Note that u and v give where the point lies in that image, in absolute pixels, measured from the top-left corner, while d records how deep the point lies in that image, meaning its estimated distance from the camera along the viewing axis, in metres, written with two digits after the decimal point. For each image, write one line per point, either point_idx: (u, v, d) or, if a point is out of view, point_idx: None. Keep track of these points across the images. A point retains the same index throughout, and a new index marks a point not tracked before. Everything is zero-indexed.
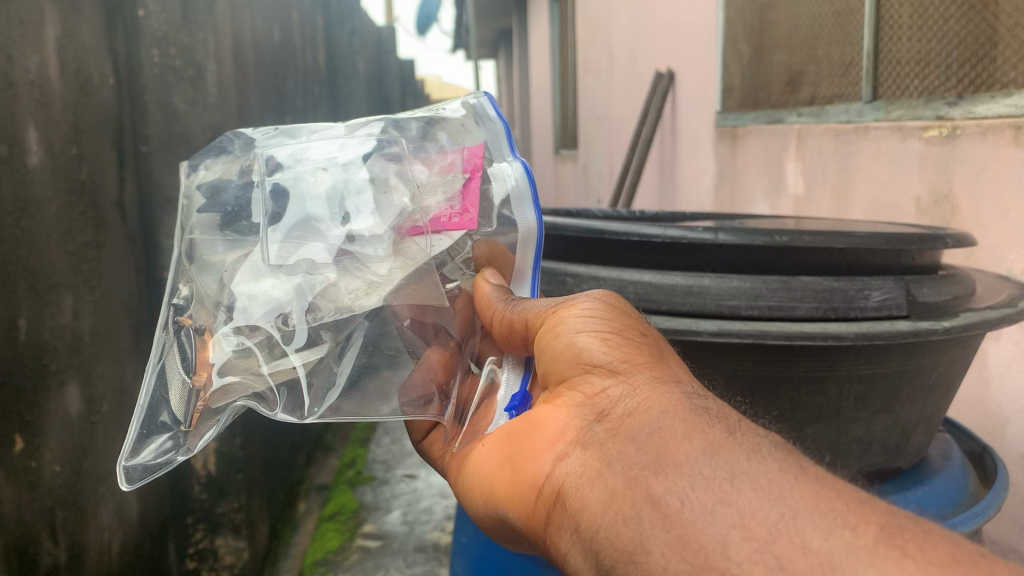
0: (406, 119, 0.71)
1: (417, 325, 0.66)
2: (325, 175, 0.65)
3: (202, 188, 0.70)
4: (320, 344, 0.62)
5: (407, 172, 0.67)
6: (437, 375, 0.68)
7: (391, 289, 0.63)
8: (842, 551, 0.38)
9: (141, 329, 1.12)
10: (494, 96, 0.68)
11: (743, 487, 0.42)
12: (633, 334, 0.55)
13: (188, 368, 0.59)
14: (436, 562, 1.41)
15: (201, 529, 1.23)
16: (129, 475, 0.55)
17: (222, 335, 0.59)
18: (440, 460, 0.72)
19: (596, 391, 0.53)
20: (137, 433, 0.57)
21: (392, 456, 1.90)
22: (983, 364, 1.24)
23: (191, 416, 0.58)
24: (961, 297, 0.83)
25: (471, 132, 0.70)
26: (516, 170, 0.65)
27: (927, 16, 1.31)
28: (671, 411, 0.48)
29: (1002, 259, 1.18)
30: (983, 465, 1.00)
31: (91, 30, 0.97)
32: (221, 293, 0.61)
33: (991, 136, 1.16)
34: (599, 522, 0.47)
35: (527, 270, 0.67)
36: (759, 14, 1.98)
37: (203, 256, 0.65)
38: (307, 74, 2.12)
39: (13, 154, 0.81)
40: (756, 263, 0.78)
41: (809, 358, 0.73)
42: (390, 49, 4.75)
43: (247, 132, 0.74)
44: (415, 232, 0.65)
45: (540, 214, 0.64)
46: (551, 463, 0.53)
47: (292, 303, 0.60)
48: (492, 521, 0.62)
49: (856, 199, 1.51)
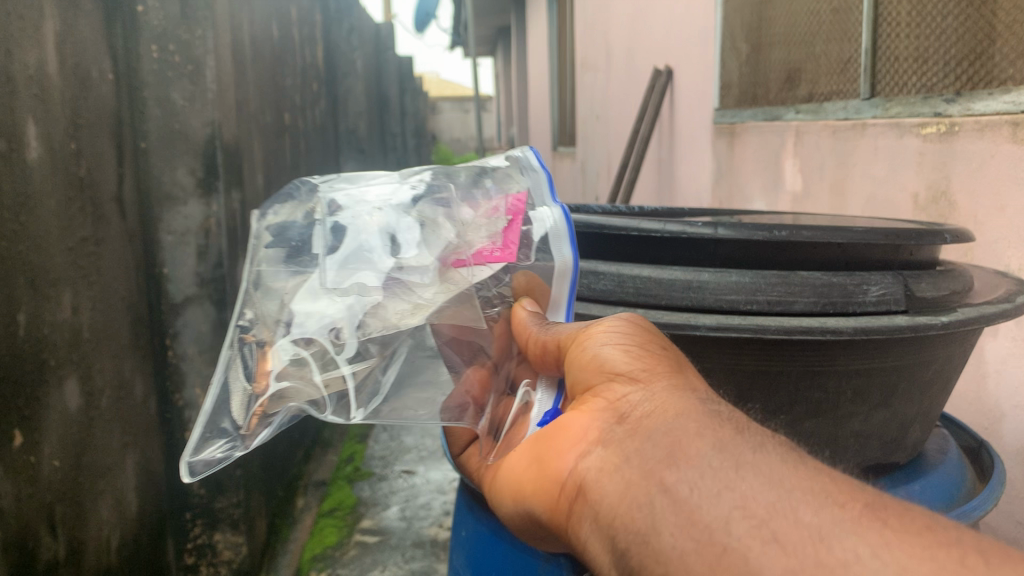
0: (456, 170, 0.75)
1: (456, 342, 0.68)
2: (380, 215, 0.66)
3: (272, 225, 0.68)
4: (368, 358, 0.62)
5: (455, 214, 0.69)
6: (473, 389, 0.70)
7: (434, 309, 0.64)
8: (830, 524, 0.39)
9: (139, 323, 1.12)
10: (538, 150, 0.70)
11: (747, 474, 0.42)
12: (654, 348, 0.56)
13: (249, 375, 0.58)
14: (434, 557, 1.42)
15: (199, 524, 1.23)
16: (192, 468, 0.54)
17: (280, 345, 0.59)
18: (478, 473, 0.72)
19: (618, 397, 0.52)
20: (199, 434, 0.56)
21: (390, 452, 1.91)
22: (980, 360, 1.25)
23: (250, 420, 0.57)
24: (960, 292, 0.83)
25: (515, 180, 0.71)
26: (555, 214, 0.65)
27: (926, 13, 1.32)
28: (686, 413, 0.48)
29: (1000, 255, 1.18)
30: (979, 458, 1.00)
31: (87, 26, 0.97)
32: (281, 312, 0.61)
33: (990, 132, 1.16)
34: (616, 510, 0.47)
35: (562, 301, 0.66)
36: (757, 10, 1.98)
37: (267, 283, 0.63)
38: (305, 71, 2.12)
39: (12, 149, 0.81)
40: (754, 257, 0.78)
41: (808, 354, 0.74)
42: (388, 44, 4.73)
43: (313, 179, 0.72)
44: (458, 263, 0.66)
45: (575, 250, 0.64)
46: (574, 460, 0.52)
47: (345, 320, 0.60)
48: (521, 518, 0.62)
49: (853, 195, 1.51)
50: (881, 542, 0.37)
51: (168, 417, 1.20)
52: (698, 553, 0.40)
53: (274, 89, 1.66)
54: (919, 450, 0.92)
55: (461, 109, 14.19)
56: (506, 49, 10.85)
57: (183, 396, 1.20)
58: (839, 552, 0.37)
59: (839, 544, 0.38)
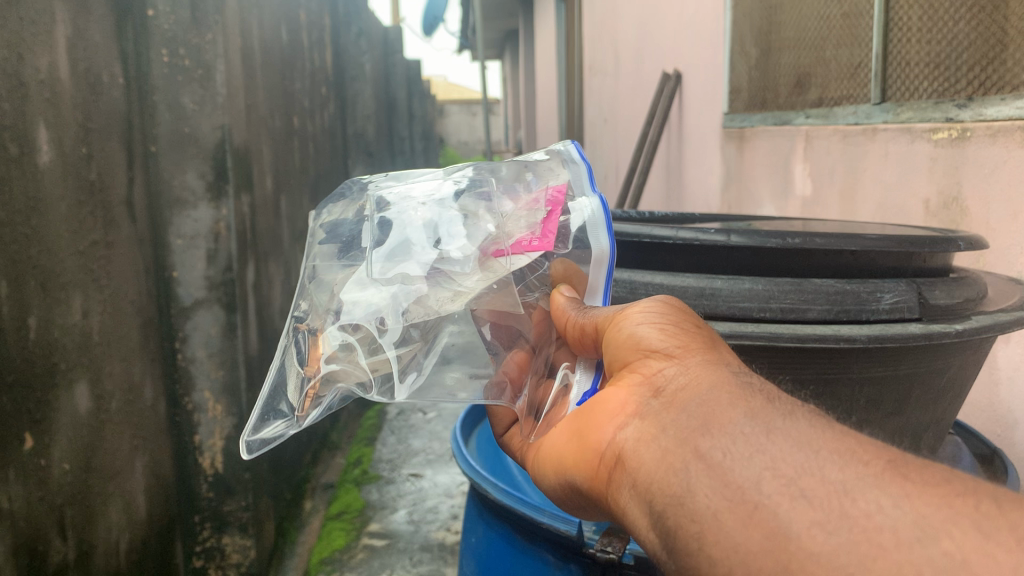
0: (500, 165, 0.74)
1: (495, 328, 0.68)
2: (424, 209, 0.66)
3: (324, 224, 0.70)
4: (410, 342, 0.63)
5: (497, 207, 0.69)
6: (512, 371, 0.69)
7: (474, 297, 0.65)
8: (855, 480, 0.39)
9: (149, 326, 1.13)
10: (580, 143, 0.70)
11: (778, 438, 0.42)
12: (690, 325, 0.54)
13: (302, 360, 0.63)
14: (442, 561, 1.42)
15: (208, 528, 1.24)
16: (249, 444, 0.59)
17: (329, 331, 0.62)
18: (519, 453, 0.70)
19: (654, 372, 0.51)
20: (258, 414, 0.61)
21: (398, 456, 1.91)
22: (993, 367, 1.24)
23: (301, 401, 0.61)
24: (973, 300, 0.83)
25: (556, 173, 0.70)
26: (593, 203, 0.65)
27: (937, 18, 1.31)
28: (721, 385, 0.47)
29: (1013, 262, 1.17)
30: (992, 465, 0.99)
31: (99, 31, 0.98)
32: (331, 300, 0.64)
33: (1002, 138, 1.16)
34: (652, 476, 0.46)
35: (599, 287, 0.65)
36: (767, 15, 1.97)
37: (320, 276, 0.67)
38: (315, 75, 2.12)
39: (24, 154, 0.81)
40: (767, 266, 0.78)
41: (822, 362, 0.73)
42: (397, 48, 4.75)
43: (365, 178, 0.74)
44: (498, 253, 0.66)
45: (613, 238, 0.64)
46: (613, 433, 0.52)
47: (389, 307, 0.62)
48: (561, 490, 0.61)
49: (863, 200, 1.51)
50: (902, 493, 0.37)
51: (178, 420, 1.20)
52: (730, 511, 0.40)
53: (284, 94, 1.67)
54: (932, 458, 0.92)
55: (467, 112, 14.21)
56: (513, 51, 10.83)
57: (192, 399, 1.20)
58: (862, 505, 0.37)
59: (862, 498, 0.38)
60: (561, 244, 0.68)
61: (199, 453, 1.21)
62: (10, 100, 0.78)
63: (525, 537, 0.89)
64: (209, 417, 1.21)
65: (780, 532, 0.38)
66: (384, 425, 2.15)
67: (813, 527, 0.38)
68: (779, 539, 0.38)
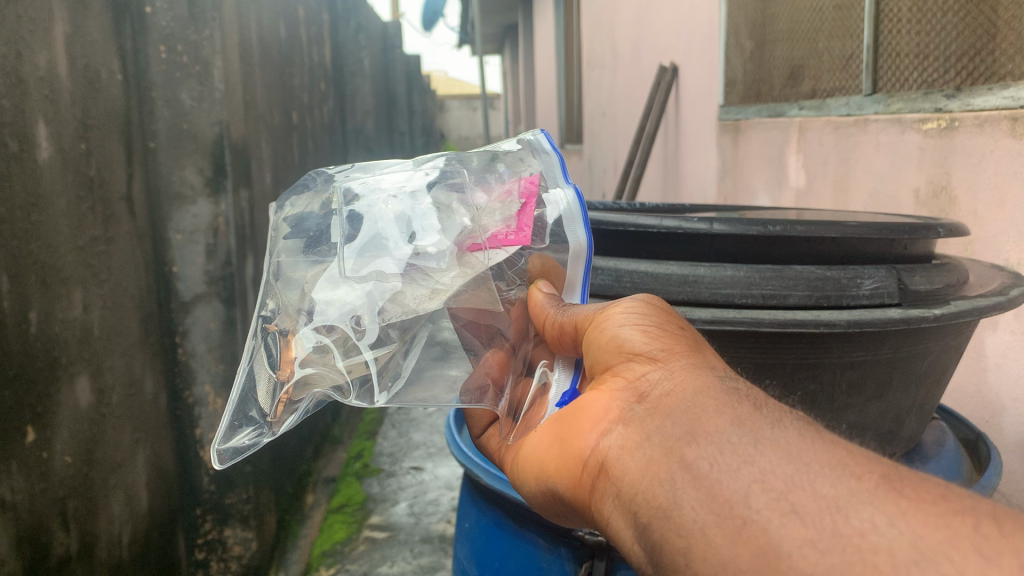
0: (468, 153, 0.75)
1: (475, 326, 0.70)
2: (395, 202, 0.67)
3: (288, 219, 0.69)
4: (389, 343, 0.64)
5: (469, 199, 0.71)
6: (493, 371, 0.70)
7: (452, 294, 0.66)
8: (847, 496, 0.39)
9: (150, 320, 1.14)
10: (550, 132, 0.70)
11: (767, 449, 0.42)
12: (672, 328, 0.55)
13: (273, 364, 0.61)
14: (442, 553, 1.43)
15: (209, 520, 1.25)
16: (221, 456, 0.58)
17: (303, 334, 0.61)
18: (496, 453, 0.72)
19: (637, 376, 0.52)
20: (227, 422, 0.60)
21: (398, 449, 1.92)
22: (981, 354, 1.26)
23: (275, 408, 0.61)
24: (954, 286, 0.85)
25: (529, 163, 0.72)
26: (569, 195, 0.65)
27: (927, 9, 1.32)
28: (705, 390, 0.48)
29: (1001, 250, 1.19)
30: (976, 452, 1.00)
31: (98, 26, 0.99)
32: (302, 301, 0.63)
33: (989, 127, 1.18)
34: (637, 486, 0.47)
35: (577, 282, 0.67)
36: (760, 8, 1.99)
37: (287, 273, 0.65)
38: (313, 69, 2.14)
39: (23, 150, 0.81)
40: (749, 254, 0.80)
41: (802, 347, 0.75)
42: (397, 44, 4.74)
43: (327, 169, 0.73)
44: (474, 247, 0.68)
45: (591, 232, 0.65)
46: (595, 439, 0.53)
47: (364, 306, 0.62)
48: (543, 496, 0.62)
49: (856, 190, 1.52)
50: (898, 512, 0.37)
51: (179, 414, 1.21)
52: (718, 526, 0.41)
53: (282, 88, 1.67)
54: (915, 441, 0.94)
55: (467, 110, 14.20)
56: (512, 48, 10.82)
57: (193, 393, 1.21)
58: (856, 523, 0.37)
59: (856, 515, 0.38)
60: (538, 239, 0.69)
61: (200, 446, 1.22)
62: (9, 97, 0.78)
63: (515, 522, 0.91)
64: (211, 411, 1.22)
65: (770, 550, 0.39)
66: (385, 420, 2.16)
67: (804, 545, 0.38)
68: (769, 557, 0.39)
